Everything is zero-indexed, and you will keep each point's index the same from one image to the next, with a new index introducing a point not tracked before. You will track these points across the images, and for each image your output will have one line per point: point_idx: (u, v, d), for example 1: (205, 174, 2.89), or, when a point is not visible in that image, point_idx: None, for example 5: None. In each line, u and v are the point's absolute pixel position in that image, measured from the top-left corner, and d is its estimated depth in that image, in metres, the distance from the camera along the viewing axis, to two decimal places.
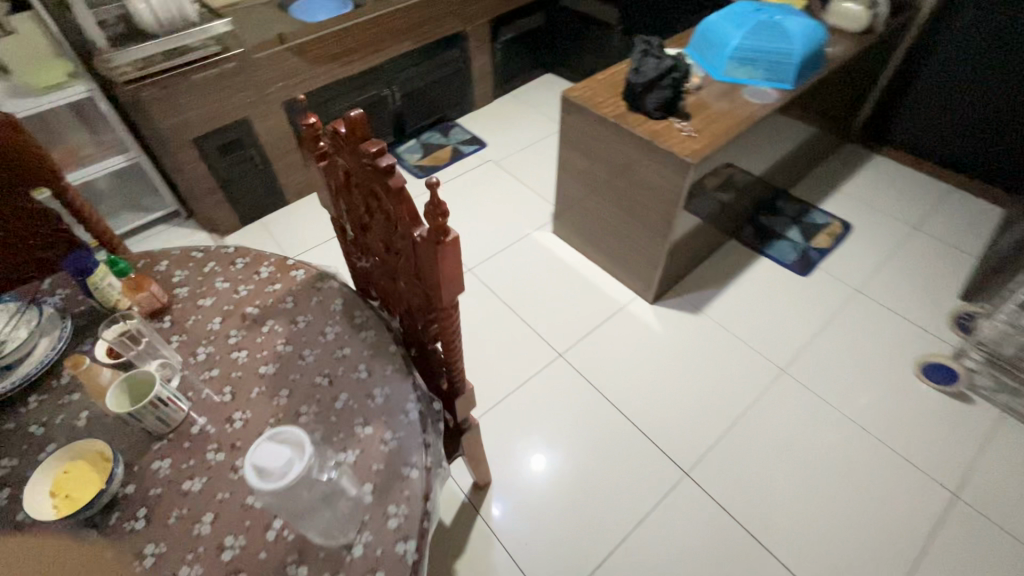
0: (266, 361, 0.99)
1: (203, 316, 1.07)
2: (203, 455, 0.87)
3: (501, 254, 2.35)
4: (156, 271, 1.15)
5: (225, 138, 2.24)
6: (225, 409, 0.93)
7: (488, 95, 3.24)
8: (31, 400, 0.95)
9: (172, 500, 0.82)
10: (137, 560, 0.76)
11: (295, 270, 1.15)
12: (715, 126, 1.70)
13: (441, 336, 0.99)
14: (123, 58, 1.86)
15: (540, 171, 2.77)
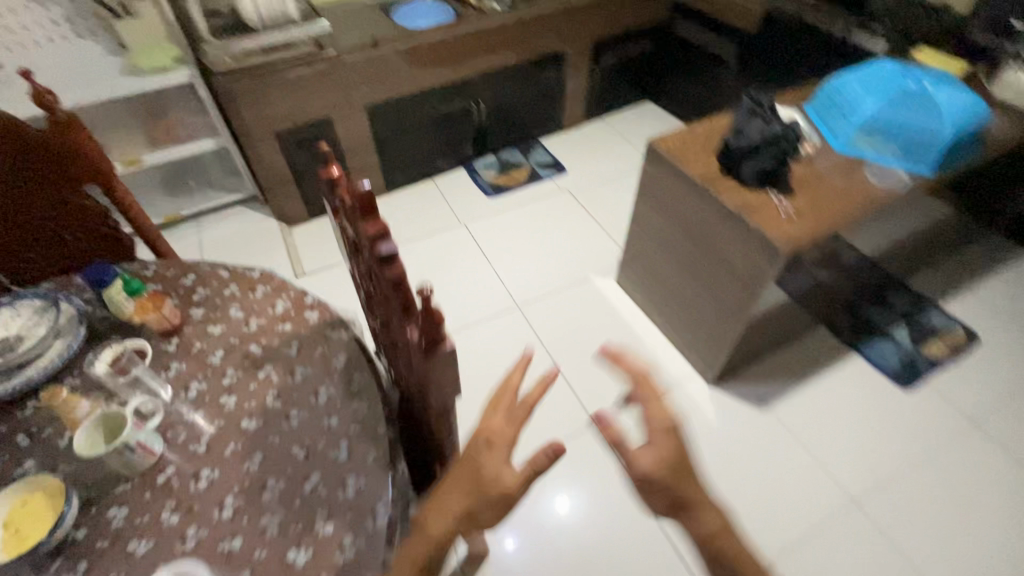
0: (251, 414, 0.92)
1: (208, 345, 1.02)
2: (159, 512, 0.81)
3: (555, 295, 2.19)
4: (180, 285, 1.13)
5: (306, 134, 2.26)
6: (196, 461, 0.87)
7: (579, 118, 3.07)
8: (28, 404, 0.94)
9: (115, 559, 0.77)
10: None
11: (310, 310, 1.08)
12: (822, 208, 1.44)
13: (432, 430, 0.87)
14: (221, 50, 1.93)
15: (617, 211, 2.57)
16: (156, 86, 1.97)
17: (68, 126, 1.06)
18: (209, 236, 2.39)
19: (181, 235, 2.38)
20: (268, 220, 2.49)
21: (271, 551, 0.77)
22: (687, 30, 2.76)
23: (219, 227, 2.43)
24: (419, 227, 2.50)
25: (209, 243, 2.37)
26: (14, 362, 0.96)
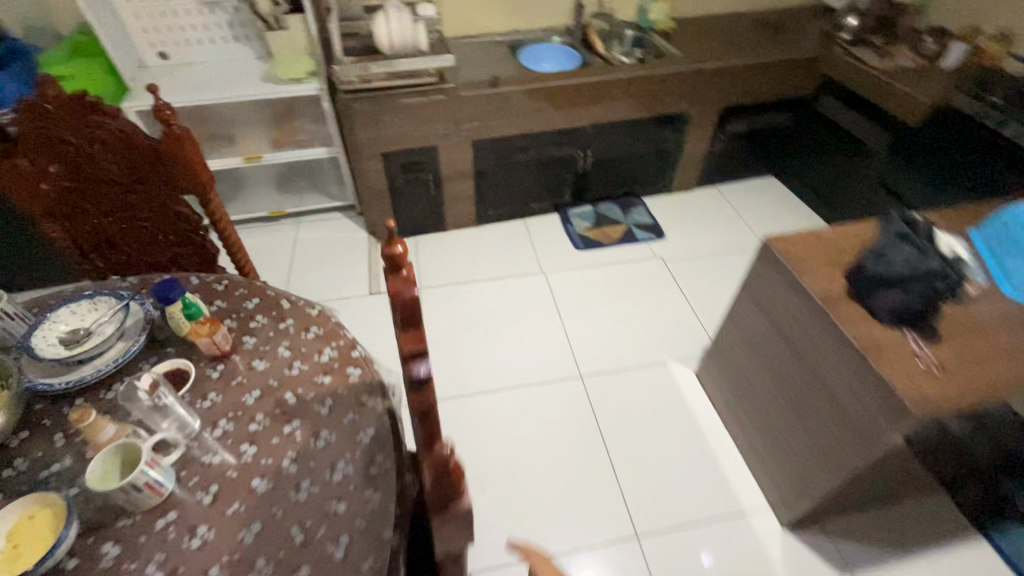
0: (264, 473, 0.86)
1: (247, 382, 0.99)
2: (145, 564, 0.77)
3: (624, 374, 2.01)
4: (242, 309, 1.12)
5: (411, 159, 2.29)
6: (197, 513, 0.82)
7: (691, 182, 2.87)
8: (74, 403, 0.95)
9: None
10: None
11: (353, 366, 1.02)
12: (977, 368, 1.16)
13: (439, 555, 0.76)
14: (349, 70, 2.01)
15: (712, 292, 2.34)
16: (287, 94, 2.09)
17: (180, 139, 1.09)
18: (303, 238, 2.49)
19: (280, 232, 2.51)
20: (359, 232, 2.55)
21: None
22: (834, 111, 2.49)
23: (315, 229, 2.53)
24: (500, 268, 2.43)
25: (302, 244, 2.47)
26: (75, 357, 0.99)
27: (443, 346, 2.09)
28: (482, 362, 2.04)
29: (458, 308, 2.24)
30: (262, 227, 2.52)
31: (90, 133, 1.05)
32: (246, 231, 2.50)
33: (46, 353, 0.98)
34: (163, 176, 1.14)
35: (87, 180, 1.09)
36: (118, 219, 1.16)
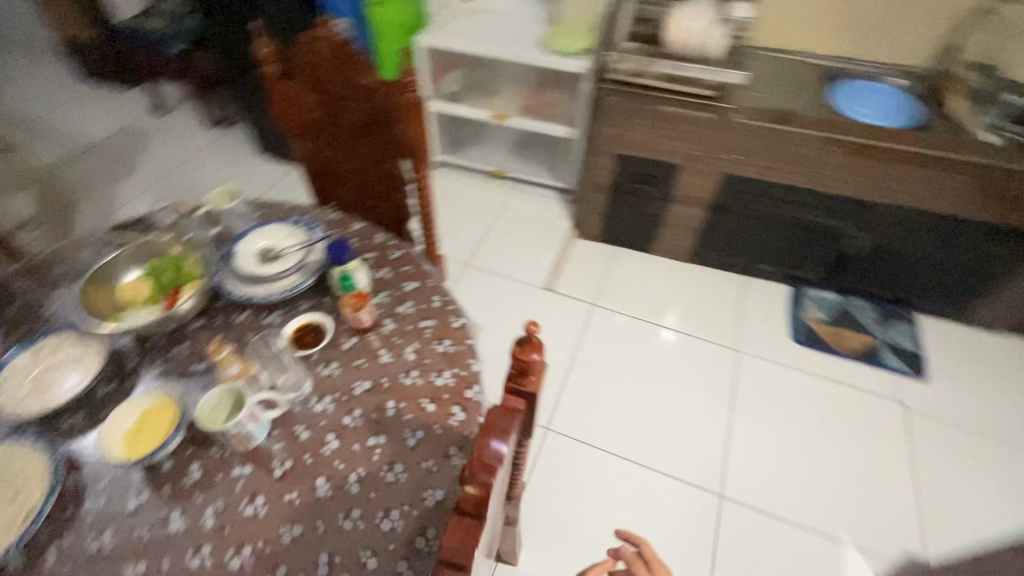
0: (330, 477, 0.83)
1: (365, 367, 0.97)
2: (207, 504, 0.80)
3: (774, 522, 1.59)
4: (398, 289, 1.10)
5: (646, 170, 2.05)
6: (264, 481, 0.83)
7: (1002, 324, 2.04)
8: (239, 314, 1.04)
9: (156, 514, 0.79)
10: (95, 533, 0.77)
11: (460, 405, 0.92)
12: None
13: None
14: (624, 62, 1.83)
15: (952, 483, 1.69)
16: (554, 67, 2.02)
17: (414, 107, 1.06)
18: (511, 204, 2.48)
19: (495, 191, 2.53)
20: (564, 219, 2.44)
21: None
22: None
23: (525, 201, 2.50)
24: (687, 322, 2.09)
25: (508, 210, 2.46)
26: (258, 275, 1.07)
27: (586, 377, 1.91)
28: (617, 416, 1.81)
29: (621, 344, 2.01)
30: (483, 180, 2.58)
31: (346, 78, 1.08)
32: (468, 178, 2.58)
33: (242, 261, 1.09)
34: (389, 135, 1.14)
35: (332, 118, 1.15)
36: (343, 158, 1.22)
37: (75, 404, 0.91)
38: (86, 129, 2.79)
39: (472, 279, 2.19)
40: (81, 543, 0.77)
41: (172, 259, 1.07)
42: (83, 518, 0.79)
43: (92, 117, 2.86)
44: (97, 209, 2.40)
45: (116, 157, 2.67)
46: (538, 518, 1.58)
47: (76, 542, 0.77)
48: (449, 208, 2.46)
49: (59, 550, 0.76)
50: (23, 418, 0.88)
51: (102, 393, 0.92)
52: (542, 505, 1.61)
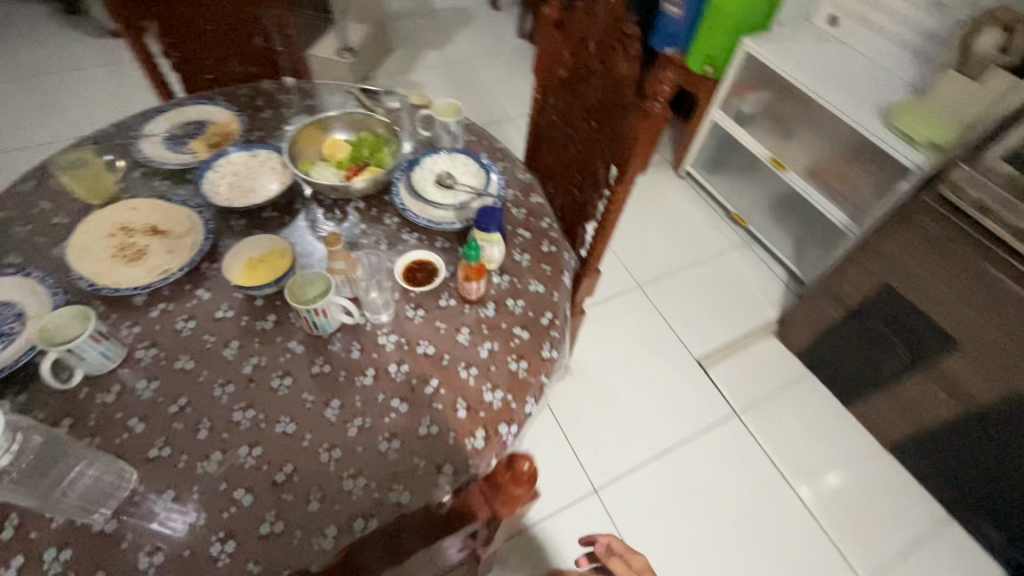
0: (342, 405, 0.84)
1: (440, 334, 0.93)
2: (257, 353, 0.89)
3: None
4: (522, 282, 1.02)
5: (909, 320, 1.55)
6: (302, 367, 0.88)
7: None
8: (389, 217, 1.09)
9: (225, 332, 0.90)
10: (188, 316, 0.92)
11: (487, 432, 0.84)
12: None
13: None
14: (976, 188, 1.30)
15: None
16: (881, 145, 1.60)
17: (650, 120, 0.90)
18: (727, 258, 2.16)
19: (719, 235, 2.23)
20: (772, 306, 2.04)
21: (177, 473, 0.76)
22: None
23: (743, 262, 2.15)
24: (825, 504, 1.63)
25: (718, 260, 2.15)
26: (423, 195, 1.09)
27: (666, 471, 1.64)
28: (668, 533, 1.54)
29: (733, 471, 1.66)
30: (716, 217, 2.28)
31: (603, 54, 0.96)
32: (702, 207, 2.31)
33: (421, 174, 1.12)
34: (611, 133, 1.01)
35: (575, 88, 1.07)
36: (566, 132, 1.14)
37: (245, 211, 1.07)
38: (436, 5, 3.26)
39: (632, 301, 2.01)
40: (176, 316, 0.92)
41: (377, 140, 1.15)
42: (190, 299, 0.94)
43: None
44: (402, 70, 2.84)
45: (440, 36, 3.06)
46: (527, 560, 1.47)
47: (174, 313, 0.92)
48: (662, 223, 2.25)
49: (161, 311, 0.92)
50: (211, 200, 1.06)
51: (264, 216, 1.07)
52: (539, 552, 1.48)
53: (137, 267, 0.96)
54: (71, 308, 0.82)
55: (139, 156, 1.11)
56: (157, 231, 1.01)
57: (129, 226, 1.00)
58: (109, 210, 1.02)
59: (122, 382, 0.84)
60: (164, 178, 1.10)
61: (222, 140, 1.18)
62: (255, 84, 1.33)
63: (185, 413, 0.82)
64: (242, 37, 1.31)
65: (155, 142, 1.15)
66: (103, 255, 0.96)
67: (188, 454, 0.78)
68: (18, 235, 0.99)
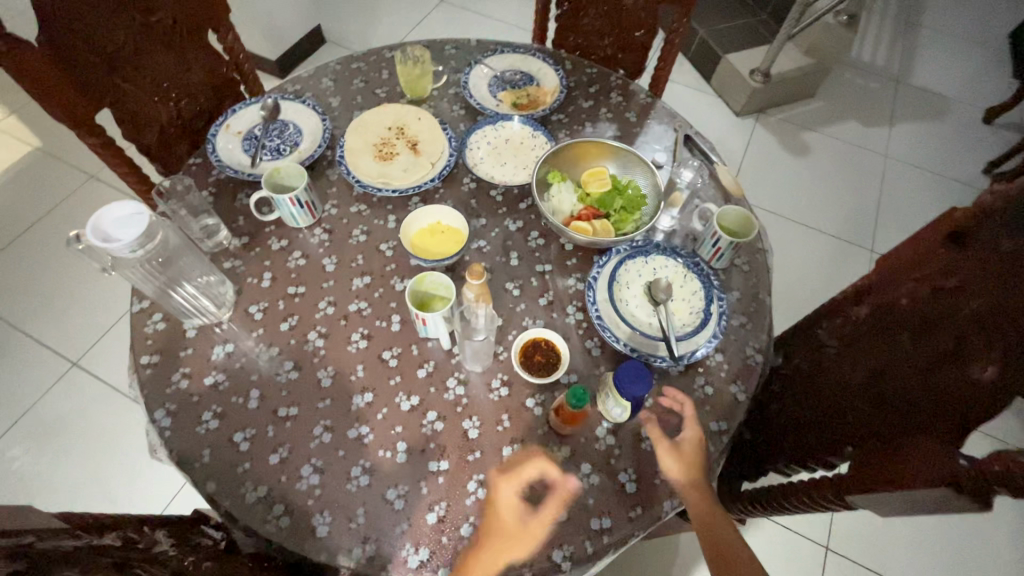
0: (368, 404, 0.82)
1: (493, 427, 0.80)
2: (370, 300, 0.91)
3: None
4: (616, 459, 0.79)
5: None
6: (381, 343, 0.87)
7: None
8: (574, 281, 0.95)
9: (371, 264, 0.95)
10: (365, 230, 0.99)
11: (428, 558, 0.71)
12: None
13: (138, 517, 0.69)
14: None
15: None
16: None
17: (925, 480, 0.52)
18: None
19: None
20: None
21: (246, 338, 0.87)
22: None
23: None
24: None
25: None
26: (620, 286, 0.91)
27: None
28: None
29: None
30: None
31: (965, 336, 0.57)
32: None
33: (639, 263, 0.93)
34: (885, 432, 0.64)
35: (895, 329, 0.68)
36: (840, 359, 0.77)
37: (480, 177, 1.06)
38: (908, 79, 2.60)
39: (800, 552, 1.43)
40: (360, 222, 1.00)
41: (634, 201, 0.99)
42: (379, 217, 1.01)
43: (929, 78, 2.61)
44: (801, 122, 2.42)
45: (878, 114, 2.47)
46: None
47: (361, 219, 1.00)
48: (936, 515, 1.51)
49: (358, 211, 1.01)
50: (466, 152, 1.08)
51: (489, 192, 1.04)
52: None
53: (376, 164, 1.06)
54: (296, 167, 0.96)
55: (462, 80, 1.19)
56: (414, 147, 1.08)
57: (403, 130, 1.10)
58: (405, 108, 1.13)
59: (289, 241, 0.97)
60: (462, 109, 1.16)
61: (528, 104, 1.17)
62: (605, 69, 1.26)
63: (292, 299, 0.91)
64: (628, 25, 1.23)
65: (484, 76, 1.21)
66: (369, 139, 1.09)
67: (264, 331, 0.88)
68: (352, 88, 1.19)
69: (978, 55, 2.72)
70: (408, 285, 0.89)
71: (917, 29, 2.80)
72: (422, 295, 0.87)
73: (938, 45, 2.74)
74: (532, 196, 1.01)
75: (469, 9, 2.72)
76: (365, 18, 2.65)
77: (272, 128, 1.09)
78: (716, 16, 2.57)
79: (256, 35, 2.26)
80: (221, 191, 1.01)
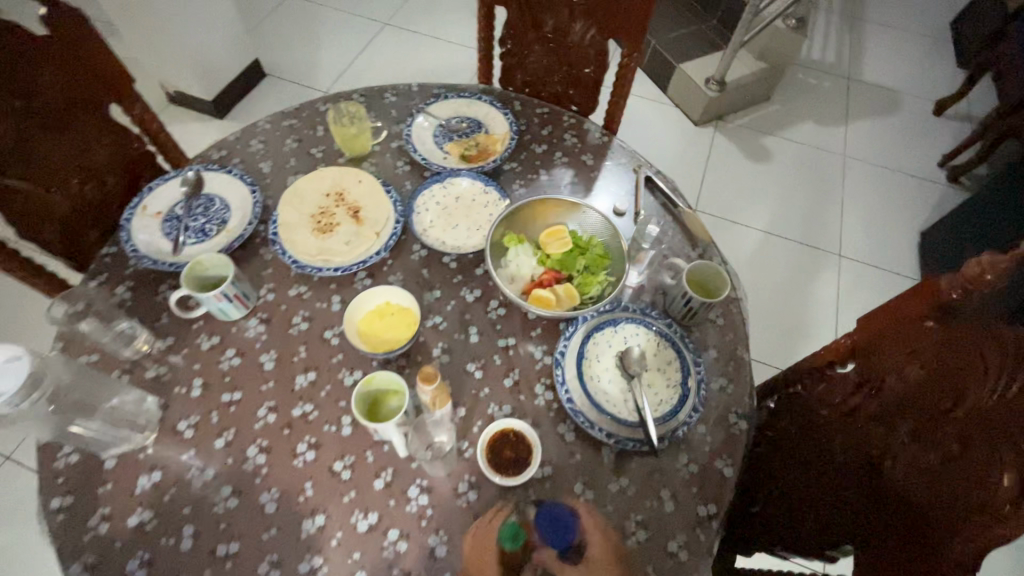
0: (319, 529, 0.73)
1: (463, 543, 0.72)
2: (316, 400, 0.82)
3: None
4: (598, 566, 0.71)
5: None
6: (331, 452, 0.78)
7: None
8: (540, 356, 0.87)
9: (314, 356, 0.86)
10: (307, 316, 0.89)
11: None
12: None
13: None
14: None
15: None
16: None
17: None
18: None
19: None
20: None
21: (174, 463, 0.76)
22: None
23: None
24: None
25: None
26: (591, 359, 0.84)
27: None
28: None
29: None
30: None
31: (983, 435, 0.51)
32: None
33: (609, 332, 0.86)
34: (901, 534, 0.58)
35: (887, 408, 0.64)
36: (830, 432, 0.73)
37: (431, 242, 0.97)
38: (859, 75, 2.62)
39: None
40: (301, 308, 0.90)
41: (598, 262, 0.92)
42: (321, 299, 0.91)
43: (879, 73, 2.63)
44: (760, 127, 2.40)
45: (833, 113, 2.47)
46: None
47: (301, 303, 0.91)
48: None
49: (297, 294, 0.91)
50: (414, 215, 0.99)
51: (441, 260, 0.96)
52: None
53: (315, 239, 0.96)
54: (221, 257, 0.84)
55: (405, 132, 1.10)
56: (356, 215, 0.99)
57: (342, 196, 1.01)
58: (343, 170, 1.03)
59: (221, 337, 0.87)
60: (407, 164, 1.08)
61: (477, 155, 1.09)
62: (557, 108, 1.19)
63: (226, 409, 0.81)
64: (577, 60, 1.16)
65: (428, 126, 1.12)
66: (306, 210, 0.99)
67: (196, 451, 0.77)
68: (284, 149, 1.09)
69: (923, 47, 2.76)
70: (358, 383, 0.80)
71: (863, 24, 2.83)
72: (373, 395, 0.78)
73: (885, 39, 2.77)
74: (488, 263, 0.93)
75: (415, 30, 2.62)
76: (307, 46, 2.53)
77: (195, 205, 0.98)
78: (667, 25, 2.54)
79: (188, 75, 2.12)
80: (139, 285, 0.90)
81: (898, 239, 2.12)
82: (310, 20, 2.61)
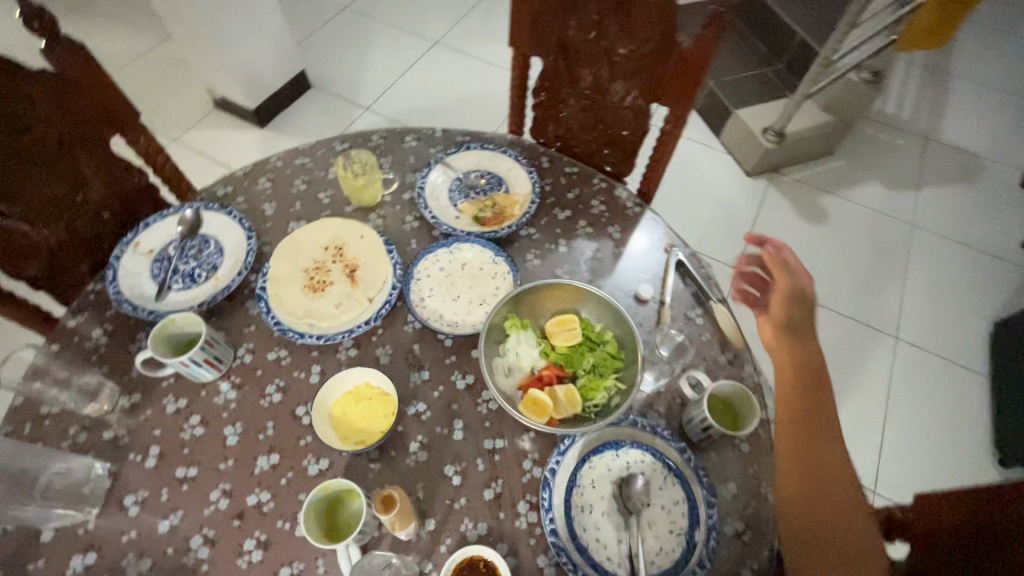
0: None
1: None
2: (274, 488, 0.74)
3: None
4: None
5: None
6: (279, 555, 0.70)
7: None
8: (527, 466, 0.77)
9: (282, 435, 0.78)
10: (281, 387, 0.82)
11: None
12: None
13: None
14: None
15: None
16: None
17: None
18: None
19: None
20: None
21: (113, 545, 0.70)
22: None
23: None
24: None
25: None
26: (586, 484, 0.73)
27: None
28: None
29: None
30: None
31: None
32: None
33: (608, 453, 0.75)
34: None
35: None
36: None
37: (427, 315, 0.88)
38: (937, 135, 2.39)
39: None
40: (277, 375, 0.83)
41: (607, 363, 0.81)
42: (300, 368, 0.84)
43: (960, 133, 2.40)
44: (819, 184, 2.22)
45: (904, 174, 2.26)
46: None
47: (278, 370, 0.83)
48: None
49: (276, 359, 0.84)
50: (412, 281, 0.91)
51: (435, 338, 0.86)
52: None
53: (304, 299, 0.89)
54: (193, 316, 0.79)
55: (418, 185, 1.02)
56: (351, 275, 0.91)
57: (341, 252, 0.94)
58: (347, 222, 0.96)
59: (189, 400, 0.80)
60: (416, 220, 0.99)
61: (492, 218, 1.00)
62: (587, 169, 1.08)
63: (178, 487, 0.74)
64: (614, 119, 1.05)
65: (444, 180, 1.04)
66: (300, 264, 0.92)
67: (138, 533, 0.71)
68: (291, 190, 1.03)
69: (1015, 108, 2.49)
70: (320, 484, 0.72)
71: (947, 78, 2.59)
72: (331, 499, 0.70)
73: (971, 96, 2.53)
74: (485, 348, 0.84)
75: (464, 51, 2.57)
76: (355, 61, 2.52)
77: (189, 247, 0.93)
78: (728, 67, 2.39)
79: (234, 84, 2.13)
80: (117, 331, 0.85)
81: (968, 325, 1.89)
82: (362, 35, 2.61)
